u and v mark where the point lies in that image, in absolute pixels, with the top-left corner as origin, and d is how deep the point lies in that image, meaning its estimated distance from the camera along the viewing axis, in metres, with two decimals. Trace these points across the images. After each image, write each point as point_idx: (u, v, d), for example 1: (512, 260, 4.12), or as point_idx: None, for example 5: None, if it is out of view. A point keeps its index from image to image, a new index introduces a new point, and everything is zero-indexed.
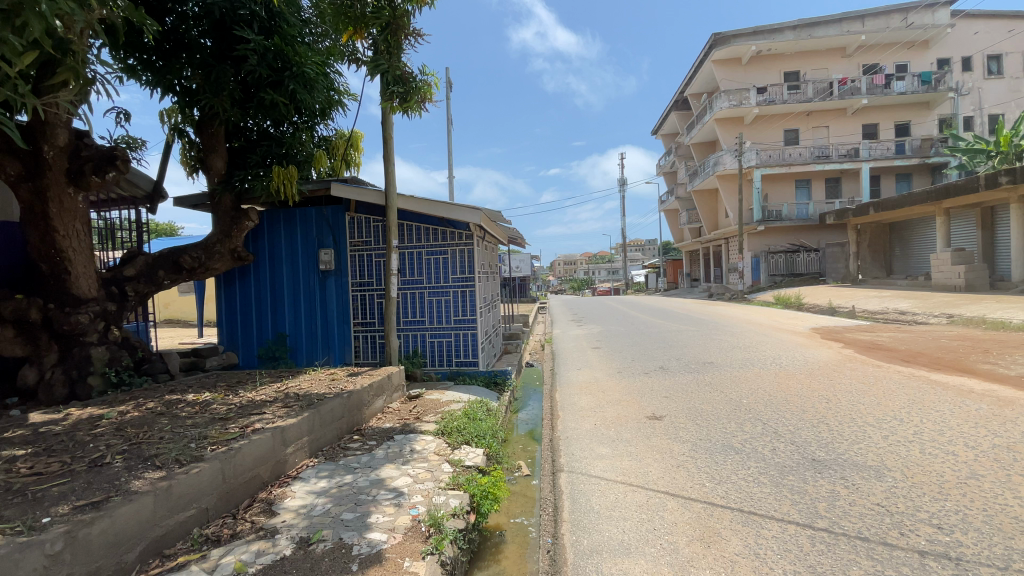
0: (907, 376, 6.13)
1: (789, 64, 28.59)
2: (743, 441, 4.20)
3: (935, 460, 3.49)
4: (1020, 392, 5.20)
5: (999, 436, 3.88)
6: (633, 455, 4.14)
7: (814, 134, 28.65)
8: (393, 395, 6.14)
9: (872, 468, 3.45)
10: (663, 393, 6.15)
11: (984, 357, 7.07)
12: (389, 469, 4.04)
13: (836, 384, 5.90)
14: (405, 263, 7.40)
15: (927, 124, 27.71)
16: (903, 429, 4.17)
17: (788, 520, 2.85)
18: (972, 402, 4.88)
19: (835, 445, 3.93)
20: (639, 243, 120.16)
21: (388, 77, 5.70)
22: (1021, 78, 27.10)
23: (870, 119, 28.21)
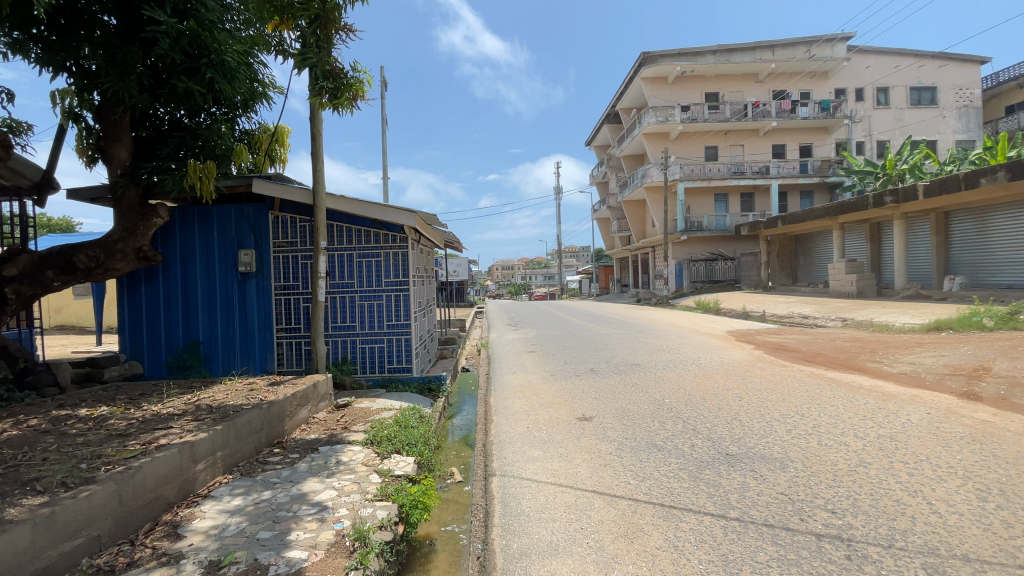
0: (808, 374, 6.74)
1: (709, 86, 30.71)
2: (665, 438, 4.41)
3: (831, 451, 3.85)
4: (900, 388, 5.84)
5: (883, 427, 4.36)
6: (565, 456, 4.21)
7: (731, 152, 30.92)
8: (319, 404, 5.86)
9: (776, 459, 3.74)
10: (593, 394, 6.34)
11: (871, 356, 7.92)
12: (312, 482, 3.84)
13: (749, 382, 6.35)
14: (334, 265, 7.10)
15: (825, 147, 30.72)
16: (803, 423, 4.58)
17: (704, 512, 3.03)
18: (862, 397, 5.45)
19: (746, 439, 4.22)
20: (574, 250, 123.85)
21: (317, 71, 5.47)
22: (903, 110, 30.63)
23: (779, 140, 30.86)
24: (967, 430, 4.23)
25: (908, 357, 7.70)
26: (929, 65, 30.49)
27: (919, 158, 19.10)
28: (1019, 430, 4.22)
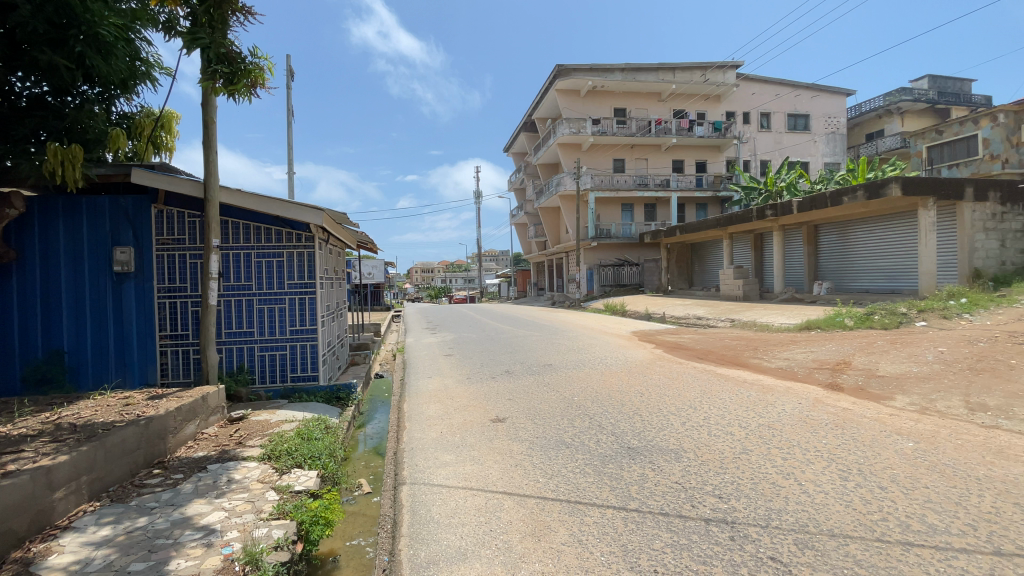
0: (701, 371, 7.37)
1: (618, 101, 32.56)
2: (573, 436, 4.57)
3: (718, 440, 4.21)
4: (777, 381, 6.56)
5: (763, 417, 4.86)
6: (476, 459, 4.20)
7: (637, 165, 32.97)
8: (209, 419, 5.33)
9: (672, 451, 4.02)
10: (507, 396, 6.39)
11: (754, 353, 8.83)
12: (198, 505, 3.48)
13: (650, 379, 6.80)
14: (229, 265, 6.52)
15: (718, 164, 33.81)
16: (696, 415, 4.98)
17: (607, 505, 3.16)
18: (745, 390, 6.06)
19: (646, 433, 4.50)
20: (493, 254, 125.02)
21: (209, 53, 5.02)
22: (782, 134, 34.57)
23: (678, 155, 33.43)
24: (830, 417, 4.85)
25: (784, 353, 8.68)
26: (802, 95, 34.61)
27: (794, 177, 21.60)
28: (869, 415, 4.90)
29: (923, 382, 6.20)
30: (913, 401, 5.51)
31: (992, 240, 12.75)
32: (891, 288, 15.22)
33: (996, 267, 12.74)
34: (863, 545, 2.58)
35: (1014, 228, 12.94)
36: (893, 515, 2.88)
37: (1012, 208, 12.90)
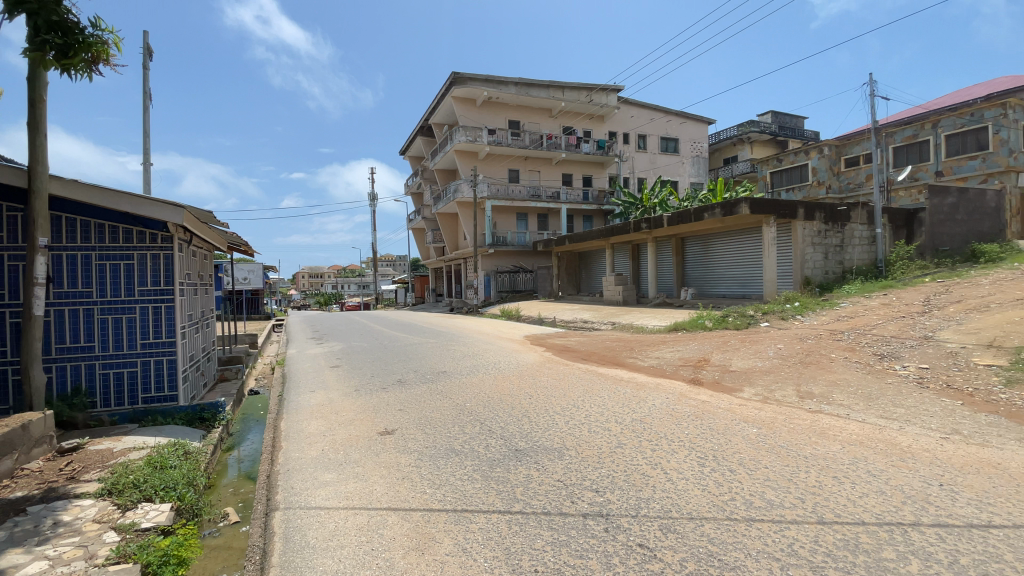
0: (584, 371, 7.82)
1: (512, 113, 33.50)
2: (462, 442, 4.56)
3: (598, 437, 4.49)
4: (649, 378, 7.18)
5: (637, 412, 5.28)
6: (359, 476, 4.01)
7: (530, 176, 34.12)
8: (30, 452, 4.45)
9: (556, 450, 4.19)
10: (396, 406, 6.19)
11: (632, 353, 9.59)
12: (9, 556, 2.88)
13: (537, 382, 7.05)
14: (61, 268, 5.51)
15: (602, 178, 36.27)
16: (578, 414, 5.25)
17: (492, 509, 3.20)
18: (622, 387, 6.54)
19: (532, 434, 4.65)
20: (389, 259, 121.40)
21: (37, 20, 4.23)
22: (657, 154, 37.96)
23: (568, 169, 35.27)
24: (691, 410, 5.42)
25: (656, 352, 9.52)
26: (673, 121, 38.35)
27: (665, 195, 23.84)
28: (723, 406, 5.55)
29: (765, 375, 7.19)
30: (757, 392, 6.36)
31: (817, 253, 15.19)
32: (743, 293, 17.44)
33: (820, 275, 15.18)
34: (717, 525, 2.89)
35: (833, 244, 15.52)
36: (740, 494, 3.28)
37: (831, 226, 15.47)
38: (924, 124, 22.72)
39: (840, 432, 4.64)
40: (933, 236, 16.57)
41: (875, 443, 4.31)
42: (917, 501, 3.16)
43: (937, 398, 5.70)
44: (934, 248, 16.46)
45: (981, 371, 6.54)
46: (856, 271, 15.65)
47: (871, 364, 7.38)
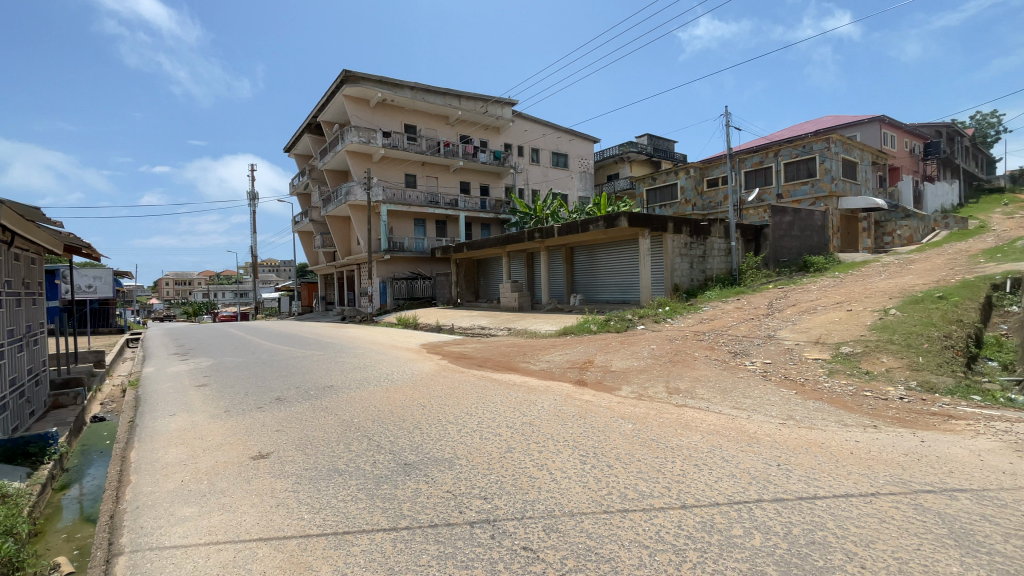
0: (479, 378, 7.88)
1: (408, 117, 32.88)
2: (346, 461, 4.34)
3: (487, 443, 4.55)
4: (538, 381, 7.46)
5: (526, 415, 5.44)
6: (226, 507, 3.62)
7: (427, 182, 33.67)
8: None
9: (445, 460, 4.17)
10: (273, 427, 5.71)
11: (525, 357, 9.90)
12: None
13: (429, 391, 6.95)
14: None
15: (498, 188, 36.98)
16: (470, 421, 5.28)
17: (376, 529, 3.09)
18: (514, 392, 6.70)
19: (422, 445, 4.57)
20: (272, 264, 112.15)
21: None
22: (548, 169, 39.36)
23: (464, 177, 35.42)
24: (576, 409, 5.73)
25: (546, 356, 9.93)
26: (564, 137, 40.33)
27: (557, 206, 24.98)
28: (604, 404, 5.96)
29: (642, 373, 7.85)
30: (634, 389, 6.93)
31: (684, 262, 16.95)
32: (625, 299, 18.85)
33: (687, 282, 16.94)
34: (594, 519, 3.08)
35: (697, 254, 17.42)
36: (616, 488, 3.52)
37: (695, 239, 17.37)
38: (767, 153, 26.52)
39: (701, 422, 5.21)
40: (775, 249, 19.33)
41: (729, 431, 4.91)
42: (760, 480, 3.65)
43: (777, 389, 6.66)
44: (775, 259, 19.18)
45: (809, 364, 7.78)
46: (716, 279, 17.75)
47: (727, 361, 8.41)
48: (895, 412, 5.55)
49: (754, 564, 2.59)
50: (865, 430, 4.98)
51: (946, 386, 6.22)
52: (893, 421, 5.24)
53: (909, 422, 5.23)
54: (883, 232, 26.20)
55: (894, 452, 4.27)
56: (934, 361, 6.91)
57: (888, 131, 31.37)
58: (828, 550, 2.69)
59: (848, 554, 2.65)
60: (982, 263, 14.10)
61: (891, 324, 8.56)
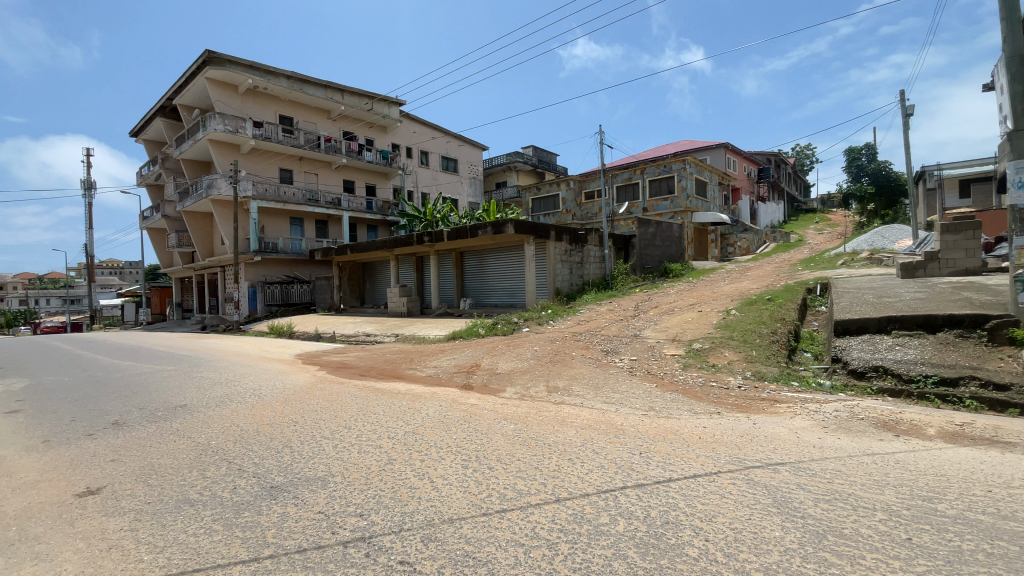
0: (360, 388, 7.50)
1: (284, 108, 30.40)
2: (201, 489, 3.86)
3: (366, 456, 4.36)
4: (423, 388, 7.33)
5: (409, 424, 5.32)
6: (37, 558, 3.01)
7: (306, 179, 31.36)
8: None
9: (319, 479, 3.91)
10: (109, 456, 4.88)
11: (412, 364, 9.69)
12: None
13: (304, 405, 6.46)
14: None
15: (385, 189, 35.74)
16: (348, 435, 5.00)
17: (235, 561, 2.80)
18: (397, 401, 6.51)
19: (293, 466, 4.23)
20: (113, 266, 96.32)
21: None
22: (438, 172, 38.87)
23: (348, 175, 33.62)
24: (460, 414, 5.73)
25: (432, 362, 9.80)
26: (453, 142, 40.17)
27: (446, 210, 24.86)
28: (488, 407, 6.05)
29: (525, 374, 8.12)
30: (517, 390, 7.14)
31: (565, 268, 17.92)
32: (512, 302, 19.35)
33: (567, 286, 17.93)
34: (473, 523, 3.10)
35: (576, 261, 18.51)
36: (496, 489, 3.60)
37: (574, 246, 18.47)
38: (636, 170, 29.10)
39: (576, 419, 5.53)
40: (643, 256, 21.33)
41: (600, 425, 5.28)
42: (625, 469, 3.97)
43: (641, 383, 7.34)
44: (642, 266, 21.16)
45: (668, 359, 8.68)
46: (593, 283, 19.04)
47: (601, 359, 9.05)
48: (734, 399, 6.44)
49: (619, 549, 2.80)
50: (711, 416, 5.69)
51: (772, 374, 7.38)
52: (732, 407, 6.07)
53: (744, 407, 6.10)
54: (726, 243, 30.41)
55: (732, 434, 4.94)
56: (764, 353, 8.15)
57: (731, 156, 36.26)
58: (679, 528, 3.01)
59: (696, 529, 2.99)
60: (799, 271, 16.93)
61: (731, 323, 9.92)
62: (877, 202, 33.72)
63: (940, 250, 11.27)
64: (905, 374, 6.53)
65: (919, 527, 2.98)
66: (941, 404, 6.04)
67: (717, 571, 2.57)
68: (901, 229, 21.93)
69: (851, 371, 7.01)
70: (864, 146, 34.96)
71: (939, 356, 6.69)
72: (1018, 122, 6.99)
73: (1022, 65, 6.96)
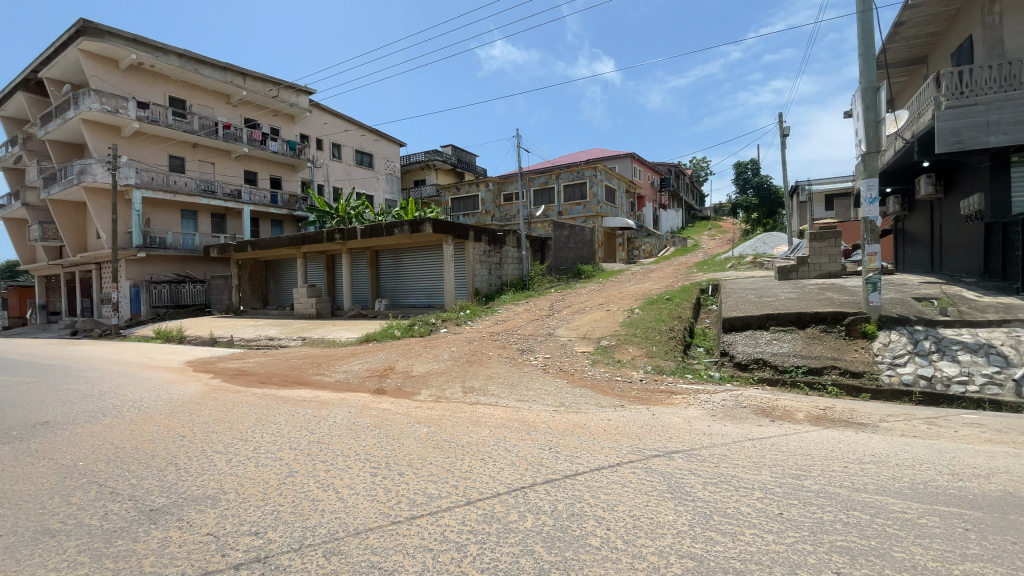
0: (260, 396, 6.96)
1: (175, 89, 27.49)
2: (62, 518, 3.37)
3: (264, 470, 4.06)
4: (332, 394, 6.97)
5: (313, 433, 5.03)
6: None
7: (200, 168, 28.59)
8: None
9: (208, 497, 3.58)
10: None
11: (319, 369, 9.18)
12: None
13: (194, 417, 5.87)
14: None
15: (292, 182, 33.54)
16: (245, 448, 4.63)
17: None
18: (302, 409, 6.14)
19: (179, 485, 3.84)
20: None
21: None
22: (351, 166, 37.12)
23: (250, 166, 31.08)
24: (371, 420, 5.53)
25: (343, 366, 9.36)
26: (368, 137, 38.59)
27: (361, 207, 23.89)
28: (401, 411, 5.90)
29: (440, 376, 8.03)
30: (432, 392, 7.04)
31: (483, 269, 17.97)
32: (429, 303, 19.05)
33: (485, 286, 18.00)
34: (381, 532, 3.02)
35: (494, 261, 18.63)
36: (405, 495, 3.52)
37: (492, 247, 18.58)
38: (551, 175, 29.90)
39: (490, 418, 5.58)
40: (557, 258, 22.00)
41: (512, 423, 5.37)
42: (534, 465, 4.08)
43: (553, 380, 7.56)
44: (557, 267, 21.86)
45: (578, 356, 9.03)
46: (510, 284, 19.28)
47: (516, 358, 9.17)
48: (636, 392, 6.85)
49: (526, 545, 2.86)
50: (616, 409, 6.02)
51: (670, 367, 7.96)
52: (635, 400, 6.46)
53: (645, 399, 6.52)
54: (632, 247, 32.37)
55: (633, 426, 5.25)
56: (663, 349, 8.76)
57: (637, 165, 38.56)
58: (583, 519, 3.14)
59: (599, 519, 3.14)
60: (695, 273, 18.39)
61: (635, 321, 10.56)
62: (759, 212, 37.49)
63: (808, 256, 12.81)
64: (780, 365, 7.35)
65: (789, 502, 3.36)
66: (809, 391, 6.88)
67: (617, 559, 2.72)
68: (778, 236, 24.60)
69: (737, 364, 7.75)
70: (749, 161, 38.59)
71: (808, 349, 7.61)
72: (871, 146, 8.13)
73: (875, 96, 8.10)
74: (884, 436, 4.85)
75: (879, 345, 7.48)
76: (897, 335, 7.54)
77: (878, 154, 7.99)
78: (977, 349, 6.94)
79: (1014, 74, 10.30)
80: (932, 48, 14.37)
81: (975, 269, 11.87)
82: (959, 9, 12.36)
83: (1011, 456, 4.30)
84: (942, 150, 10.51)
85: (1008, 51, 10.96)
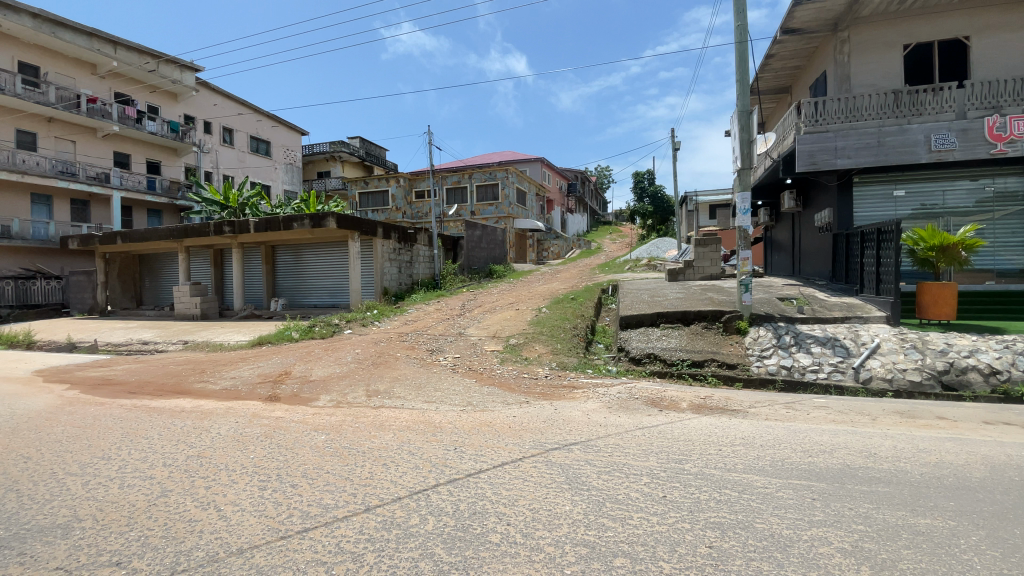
0: (128, 409, 6.13)
1: (26, 53, 23.50)
2: None
3: (129, 492, 3.61)
4: (216, 403, 6.37)
5: (192, 447, 4.58)
6: None
7: (56, 146, 24.71)
8: None
9: (58, 527, 3.11)
10: None
11: (202, 376, 8.32)
12: None
13: (43, 436, 5.05)
14: None
15: (173, 167, 30.09)
16: (106, 468, 4.08)
17: None
18: (178, 421, 5.53)
19: (18, 515, 3.28)
20: None
21: None
22: (245, 153, 34.13)
23: (121, 146, 27.37)
24: (260, 431, 5.13)
25: (231, 372, 8.58)
26: (264, 123, 35.75)
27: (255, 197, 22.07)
28: (295, 419, 5.53)
29: (341, 380, 7.67)
30: (331, 398, 6.72)
31: (393, 267, 17.43)
32: (332, 303, 18.12)
33: (395, 286, 17.46)
34: (267, 549, 2.83)
35: (404, 259, 18.17)
36: (297, 508, 3.32)
37: (402, 245, 18.10)
38: (464, 174, 29.84)
39: (395, 421, 5.45)
40: (469, 256, 21.95)
41: (417, 426, 5.27)
42: (438, 466, 4.06)
43: (461, 379, 7.54)
44: (469, 267, 21.86)
45: (487, 356, 9.09)
46: (421, 282, 18.90)
47: (425, 359, 9.04)
48: (541, 389, 7.06)
49: (426, 548, 2.84)
50: (521, 405, 6.19)
51: (572, 364, 8.32)
52: (539, 396, 6.66)
53: (549, 395, 6.73)
54: (542, 248, 33.36)
55: (537, 421, 5.41)
56: (567, 346, 9.13)
57: (546, 170, 39.82)
58: (484, 517, 3.19)
59: (499, 516, 3.19)
60: (597, 275, 19.45)
61: (541, 320, 10.84)
62: (653, 219, 40.34)
63: (694, 259, 14.06)
64: (668, 359, 8.00)
65: (672, 485, 3.67)
66: (692, 381, 7.58)
67: (516, 553, 2.79)
68: (669, 242, 26.76)
69: (632, 359, 8.30)
70: (647, 171, 41.29)
71: (691, 344, 8.37)
72: (745, 162, 9.09)
73: (748, 118, 9.06)
74: (751, 422, 5.46)
75: (749, 339, 8.42)
76: (764, 331, 8.51)
77: (750, 170, 8.98)
78: (826, 342, 8.06)
79: (858, 108, 12.08)
80: (795, 80, 16.38)
81: (825, 273, 13.78)
82: (816, 47, 14.19)
83: (849, 434, 5.08)
84: (802, 168, 12.06)
85: (853, 87, 12.83)
